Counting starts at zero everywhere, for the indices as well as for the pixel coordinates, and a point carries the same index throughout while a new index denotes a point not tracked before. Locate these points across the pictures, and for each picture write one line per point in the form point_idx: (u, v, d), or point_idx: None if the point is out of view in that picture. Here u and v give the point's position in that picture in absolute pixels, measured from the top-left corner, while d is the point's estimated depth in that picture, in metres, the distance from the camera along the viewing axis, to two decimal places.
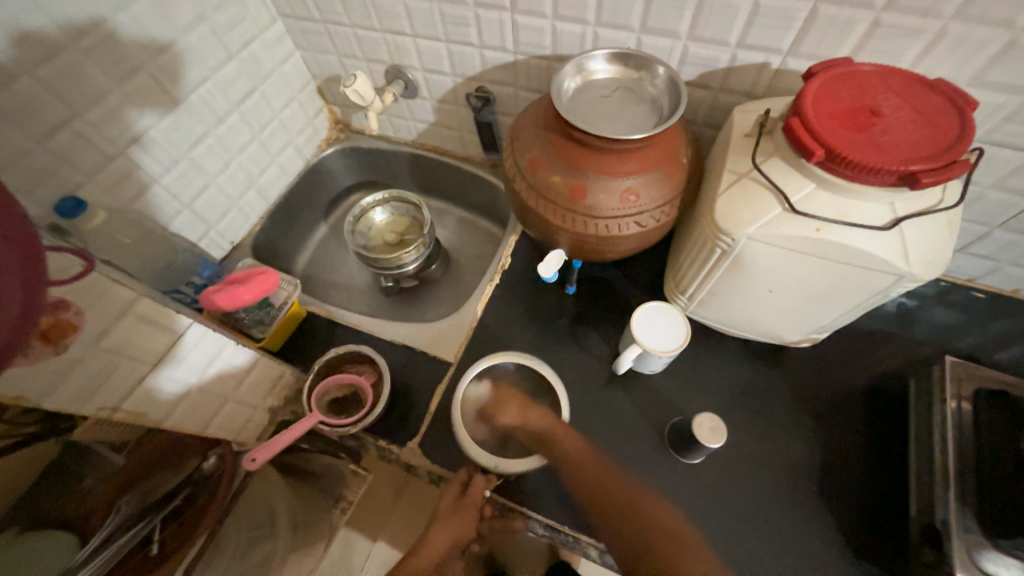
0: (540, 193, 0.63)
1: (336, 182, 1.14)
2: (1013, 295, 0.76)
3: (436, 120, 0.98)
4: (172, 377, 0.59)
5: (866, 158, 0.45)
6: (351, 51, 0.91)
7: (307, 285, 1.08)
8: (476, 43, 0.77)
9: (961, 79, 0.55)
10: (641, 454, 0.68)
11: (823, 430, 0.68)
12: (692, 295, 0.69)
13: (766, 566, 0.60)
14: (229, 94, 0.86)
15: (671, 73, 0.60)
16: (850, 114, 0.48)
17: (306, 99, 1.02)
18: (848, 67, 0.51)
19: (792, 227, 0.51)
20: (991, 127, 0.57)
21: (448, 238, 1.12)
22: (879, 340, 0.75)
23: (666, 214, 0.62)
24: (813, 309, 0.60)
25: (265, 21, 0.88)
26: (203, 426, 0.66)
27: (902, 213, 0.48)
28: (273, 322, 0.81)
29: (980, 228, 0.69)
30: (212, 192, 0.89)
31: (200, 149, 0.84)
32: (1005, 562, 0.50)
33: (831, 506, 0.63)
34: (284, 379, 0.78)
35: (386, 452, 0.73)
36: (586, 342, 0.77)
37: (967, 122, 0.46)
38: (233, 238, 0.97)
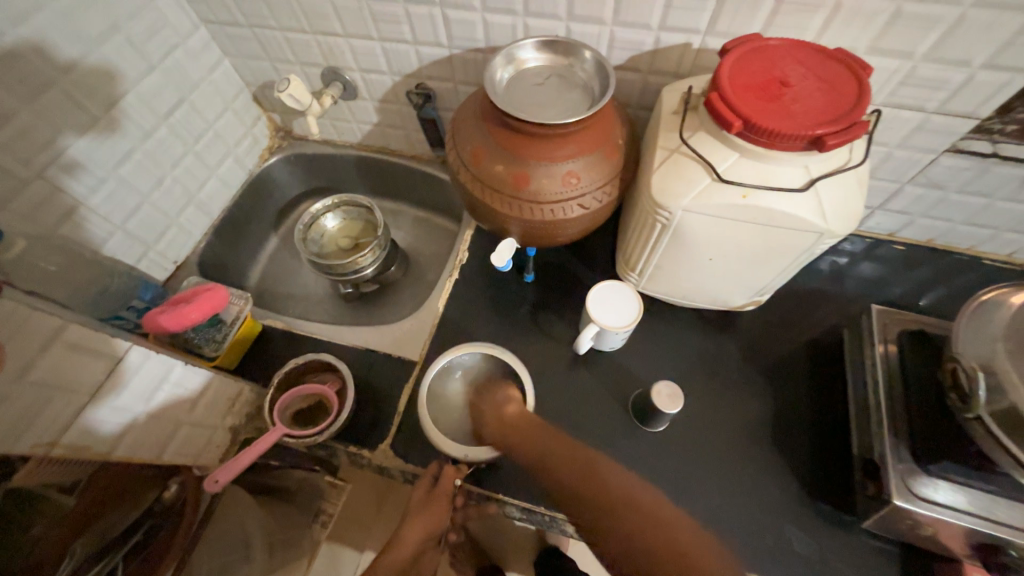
0: (484, 183, 0.63)
1: (283, 192, 1.11)
2: (928, 244, 0.83)
3: (380, 120, 0.96)
4: (115, 406, 0.56)
5: (778, 126, 0.48)
6: (283, 56, 0.88)
7: (262, 300, 1.04)
8: (411, 40, 0.77)
9: (859, 48, 0.60)
10: (608, 430, 0.70)
11: (773, 386, 0.73)
12: (642, 271, 0.72)
13: (730, 517, 0.64)
14: (156, 107, 0.82)
15: (598, 57, 0.62)
16: (763, 86, 0.51)
17: (241, 107, 0.99)
18: (758, 42, 0.55)
19: (721, 195, 0.54)
20: (891, 90, 0.63)
21: (405, 239, 1.11)
22: (816, 298, 0.80)
23: (607, 194, 0.64)
24: (751, 272, 0.64)
25: (187, 28, 0.84)
26: (158, 454, 0.64)
27: (816, 174, 0.52)
28: (225, 339, 0.78)
29: (892, 184, 0.75)
30: (147, 211, 0.85)
31: (128, 166, 0.80)
32: (935, 485, 0.55)
33: (785, 454, 0.68)
34: (242, 396, 0.75)
35: (357, 458, 0.72)
36: (547, 327, 0.79)
37: (864, 86, 0.50)
38: (176, 257, 0.92)
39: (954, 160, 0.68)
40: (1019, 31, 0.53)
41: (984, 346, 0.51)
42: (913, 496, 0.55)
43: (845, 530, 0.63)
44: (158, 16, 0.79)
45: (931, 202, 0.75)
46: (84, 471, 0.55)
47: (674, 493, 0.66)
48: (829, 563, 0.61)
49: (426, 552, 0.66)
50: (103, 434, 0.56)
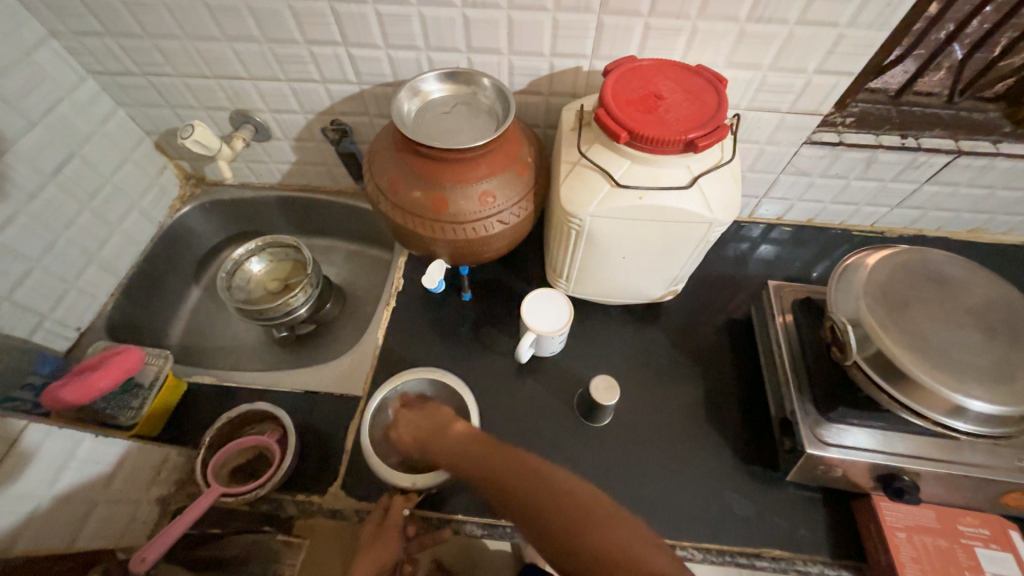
0: (404, 210, 0.66)
1: (201, 241, 1.05)
2: (810, 223, 0.95)
3: (298, 159, 0.96)
4: (14, 494, 0.52)
5: (656, 134, 0.55)
6: (185, 102, 0.86)
7: (187, 357, 0.97)
8: (319, 78, 0.78)
9: (720, 63, 0.69)
10: (558, 432, 0.73)
11: (700, 366, 0.79)
12: (568, 276, 0.76)
13: (678, 494, 0.68)
14: (40, 165, 0.76)
15: (497, 84, 0.67)
16: (641, 100, 0.58)
17: (143, 157, 0.94)
18: (633, 63, 0.62)
19: (621, 199, 0.59)
20: (751, 96, 0.73)
21: (339, 275, 1.09)
22: (726, 281, 0.89)
23: (524, 208, 0.68)
24: (662, 264, 0.70)
25: (72, 81, 0.80)
26: (71, 541, 0.58)
27: (697, 172, 0.59)
28: (144, 405, 0.72)
29: (770, 175, 0.85)
30: (38, 278, 0.78)
31: (12, 231, 0.74)
32: (838, 430, 0.63)
33: (719, 427, 0.73)
34: (169, 463, 0.70)
35: (307, 505, 0.69)
36: (489, 342, 0.81)
37: (721, 95, 0.59)
38: (80, 323, 0.85)
39: (812, 150, 0.79)
40: (835, 42, 0.65)
41: (850, 303, 0.59)
42: (823, 444, 0.62)
43: (776, 486, 0.69)
44: (36, 70, 0.74)
45: (803, 187, 0.87)
46: None
47: (625, 482, 0.69)
48: (766, 518, 0.67)
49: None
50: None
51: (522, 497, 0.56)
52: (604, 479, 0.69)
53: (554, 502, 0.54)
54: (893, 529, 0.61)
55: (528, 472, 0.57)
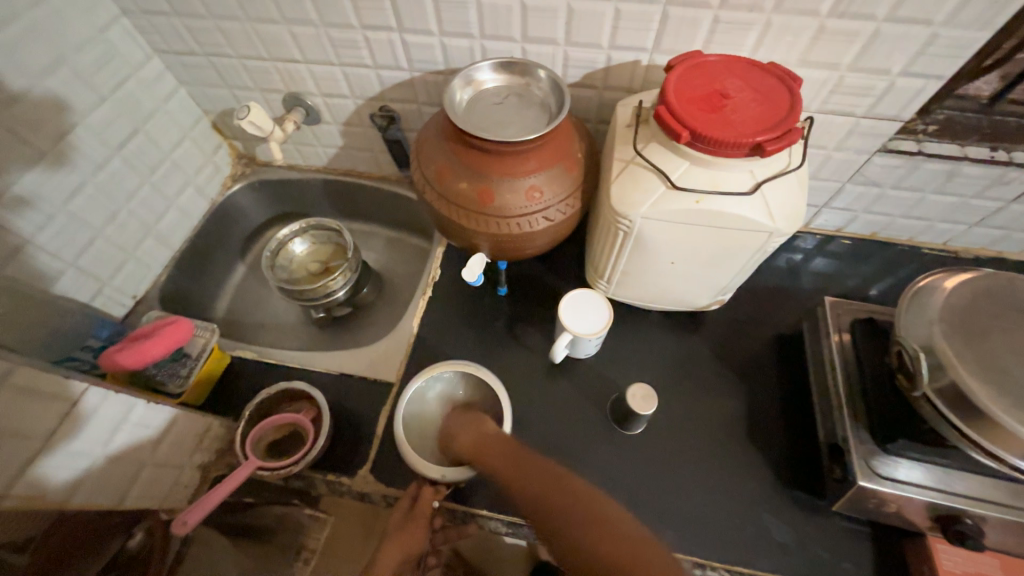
0: (449, 201, 0.65)
1: (249, 220, 1.08)
2: (873, 237, 0.89)
3: (345, 143, 0.97)
4: (72, 451, 0.56)
5: (721, 135, 0.51)
6: (242, 83, 0.88)
7: (230, 331, 1.01)
8: (371, 64, 0.78)
9: (792, 61, 0.64)
10: (588, 436, 0.71)
11: (743, 381, 0.76)
12: (610, 278, 0.74)
13: (711, 512, 0.66)
14: (107, 138, 0.80)
15: (552, 76, 0.65)
16: (705, 98, 0.55)
17: (200, 136, 0.97)
18: (699, 58, 0.59)
19: (676, 202, 0.57)
20: (823, 98, 0.68)
21: (377, 260, 1.10)
22: (776, 294, 0.84)
23: (570, 206, 0.66)
24: (711, 272, 0.67)
25: (140, 59, 0.83)
26: (119, 500, 0.61)
27: (761, 178, 0.55)
28: (191, 374, 0.75)
29: (834, 184, 0.80)
30: (101, 246, 0.82)
31: (79, 200, 0.78)
32: (895, 464, 0.58)
33: (759, 446, 0.70)
34: (211, 432, 0.73)
35: (337, 485, 0.70)
36: (523, 339, 0.80)
37: (795, 96, 0.55)
38: (135, 291, 0.89)
39: (885, 159, 0.73)
40: (926, 42, 0.59)
41: (922, 328, 0.55)
42: (877, 476, 0.58)
43: (819, 515, 0.65)
44: (108, 48, 0.78)
45: (870, 199, 0.81)
46: (36, 526, 0.51)
47: (655, 494, 0.67)
48: (806, 547, 0.63)
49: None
50: (55, 483, 0.54)
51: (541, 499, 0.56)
52: (634, 489, 0.67)
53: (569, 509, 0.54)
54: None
55: (553, 476, 0.57)
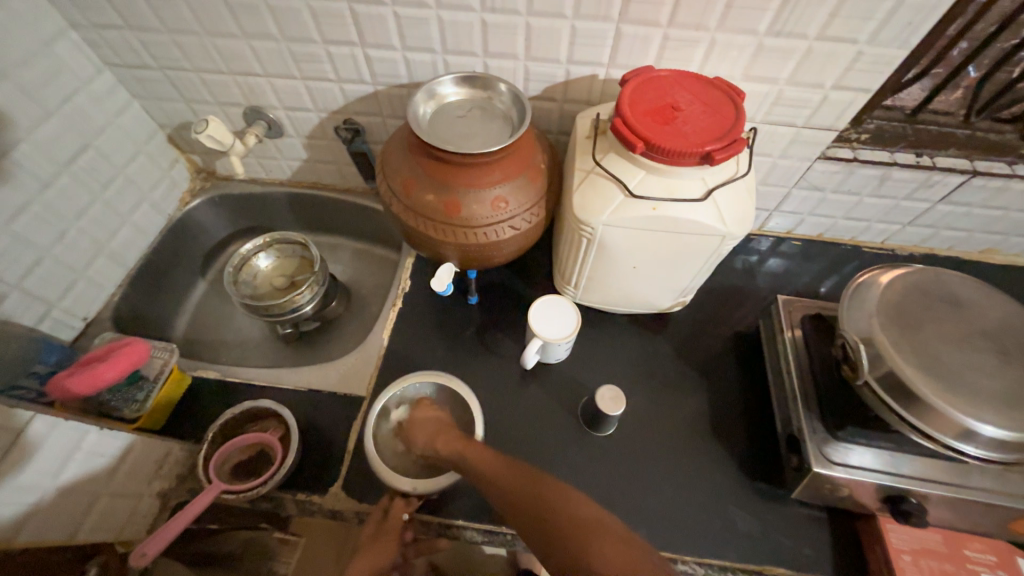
0: (416, 212, 0.65)
1: (210, 235, 1.05)
2: (819, 238, 0.95)
3: (310, 156, 0.96)
4: (17, 486, 0.52)
5: (673, 145, 0.55)
6: (200, 97, 0.86)
7: (191, 351, 0.97)
8: (334, 77, 0.78)
9: (737, 75, 0.69)
10: (560, 439, 0.72)
11: (706, 379, 0.79)
12: (577, 284, 0.76)
13: (680, 506, 0.68)
14: (55, 154, 0.77)
15: (513, 90, 0.67)
16: (658, 111, 0.58)
17: (156, 150, 0.94)
18: (651, 73, 0.62)
19: (634, 209, 0.59)
20: (767, 109, 0.72)
21: (345, 273, 1.09)
22: (734, 294, 0.89)
23: (535, 215, 0.68)
24: (671, 275, 0.70)
25: (89, 72, 0.80)
26: (71, 534, 0.58)
27: (712, 185, 0.58)
28: (148, 398, 0.72)
29: (782, 189, 0.85)
30: (48, 267, 0.78)
31: (24, 220, 0.74)
32: (846, 450, 0.62)
33: (723, 440, 0.73)
34: (171, 457, 0.70)
35: (307, 505, 0.69)
36: (494, 346, 0.81)
37: (739, 108, 0.59)
38: (87, 313, 0.85)
39: (825, 166, 0.79)
40: (854, 58, 0.64)
41: (863, 321, 0.59)
42: (830, 462, 0.62)
43: (780, 503, 0.68)
44: (54, 61, 0.75)
45: (815, 202, 0.87)
46: None
47: (626, 492, 0.69)
48: (769, 535, 0.66)
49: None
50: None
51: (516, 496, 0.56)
52: (607, 489, 0.69)
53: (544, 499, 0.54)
54: (898, 552, 0.61)
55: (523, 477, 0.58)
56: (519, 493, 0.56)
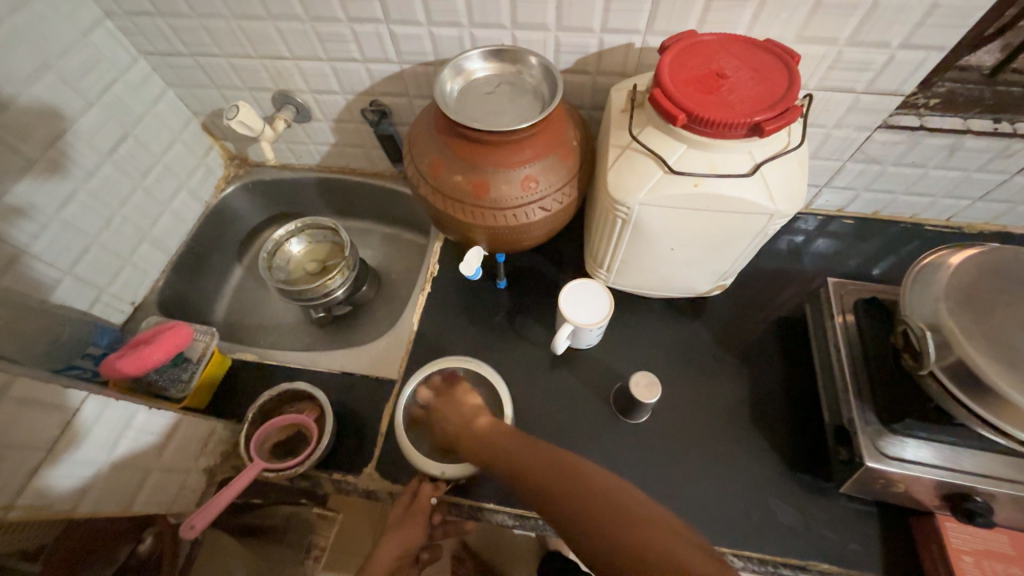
0: (444, 194, 0.64)
1: (245, 221, 1.07)
2: (874, 216, 0.88)
3: (337, 140, 0.95)
4: (75, 461, 0.56)
5: (719, 116, 0.50)
6: (230, 82, 0.87)
7: (231, 334, 1.01)
8: (360, 57, 0.77)
9: (789, 37, 0.63)
10: (592, 426, 0.71)
11: (746, 365, 0.75)
12: (609, 267, 0.73)
13: (717, 497, 0.66)
14: (97, 144, 0.79)
15: (544, 62, 0.64)
16: (701, 79, 0.54)
17: (191, 138, 0.96)
18: (694, 38, 0.57)
19: (674, 186, 0.56)
20: (822, 74, 0.66)
21: (375, 258, 1.09)
22: (779, 277, 0.83)
23: (567, 194, 0.65)
24: (711, 257, 0.66)
25: (125, 62, 0.82)
26: (127, 506, 0.61)
27: (760, 158, 0.54)
28: (192, 379, 0.75)
29: (835, 163, 0.79)
30: (96, 253, 0.81)
31: (73, 208, 0.77)
32: (903, 443, 0.58)
33: (764, 430, 0.70)
34: (215, 435, 0.73)
35: (343, 484, 0.70)
36: (524, 331, 0.79)
37: (793, 73, 0.53)
38: (134, 297, 0.89)
39: (886, 136, 0.72)
40: (927, 12, 0.57)
41: (928, 306, 0.54)
42: (884, 456, 0.58)
43: (824, 497, 0.65)
44: (92, 51, 0.77)
45: (872, 176, 0.80)
46: (46, 534, 0.53)
47: (661, 481, 0.67)
48: (814, 529, 0.63)
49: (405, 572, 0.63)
50: (62, 492, 0.54)
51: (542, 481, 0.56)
52: (641, 477, 0.67)
53: (567, 480, 0.54)
54: (959, 552, 0.57)
55: (552, 462, 0.57)
56: (544, 477, 0.56)
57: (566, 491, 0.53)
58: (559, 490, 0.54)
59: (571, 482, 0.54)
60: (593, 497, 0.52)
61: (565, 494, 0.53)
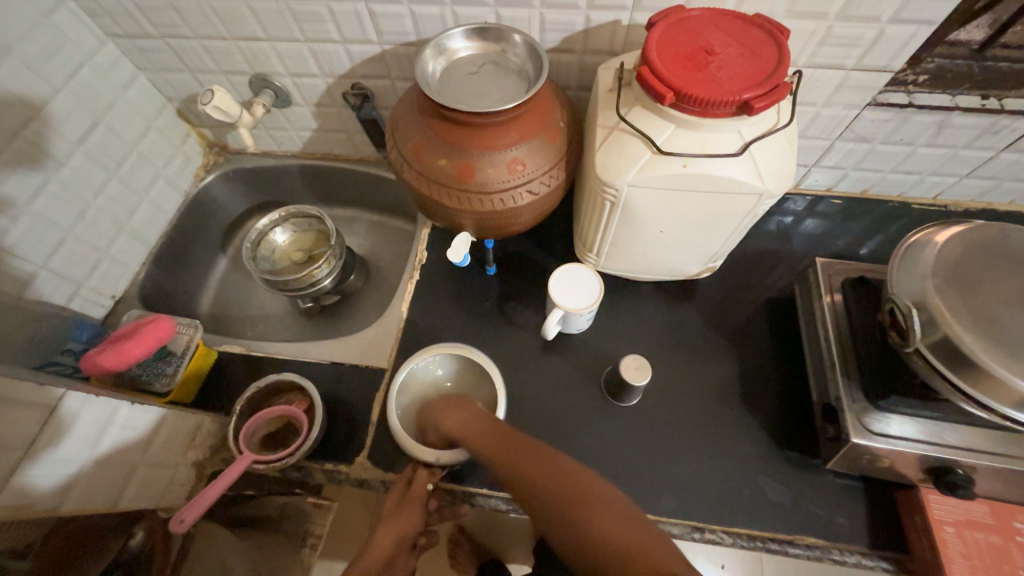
0: (429, 178, 0.62)
1: (227, 211, 1.05)
2: (863, 195, 0.88)
3: (319, 125, 0.93)
4: (56, 459, 0.54)
5: (707, 94, 0.49)
6: (204, 66, 0.83)
7: (217, 326, 0.99)
8: (339, 38, 0.74)
9: (779, 12, 0.62)
10: (584, 410, 0.71)
11: (736, 347, 0.76)
12: (599, 251, 0.73)
13: (707, 476, 0.66)
14: (66, 132, 0.76)
15: (528, 40, 0.62)
16: (689, 56, 0.53)
17: (166, 125, 0.93)
18: (682, 13, 0.56)
19: (662, 167, 0.55)
20: (812, 51, 0.65)
21: (362, 246, 1.08)
22: (768, 258, 0.83)
23: (555, 177, 0.64)
24: (701, 238, 0.65)
25: (92, 45, 0.78)
26: (114, 502, 0.61)
27: (749, 137, 0.53)
28: (177, 373, 0.73)
29: (824, 142, 0.78)
30: (72, 247, 0.79)
31: (44, 199, 0.74)
32: (889, 420, 0.59)
33: (753, 410, 0.70)
34: (203, 429, 0.72)
35: (335, 474, 0.70)
36: (514, 317, 0.79)
37: (783, 49, 0.52)
38: (114, 291, 0.87)
39: (875, 114, 0.71)
40: None
41: (914, 285, 0.54)
42: (869, 432, 0.59)
43: (811, 473, 0.66)
44: (54, 34, 0.73)
45: (861, 155, 0.79)
46: (35, 533, 0.52)
47: (652, 463, 0.67)
48: (801, 505, 0.64)
49: (400, 559, 0.62)
50: (44, 491, 0.53)
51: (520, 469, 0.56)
52: (632, 459, 0.68)
53: (542, 468, 0.55)
54: (941, 523, 0.58)
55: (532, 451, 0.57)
56: (524, 465, 0.56)
57: (542, 478, 0.54)
58: (535, 478, 0.54)
59: (542, 473, 0.54)
60: (568, 484, 0.52)
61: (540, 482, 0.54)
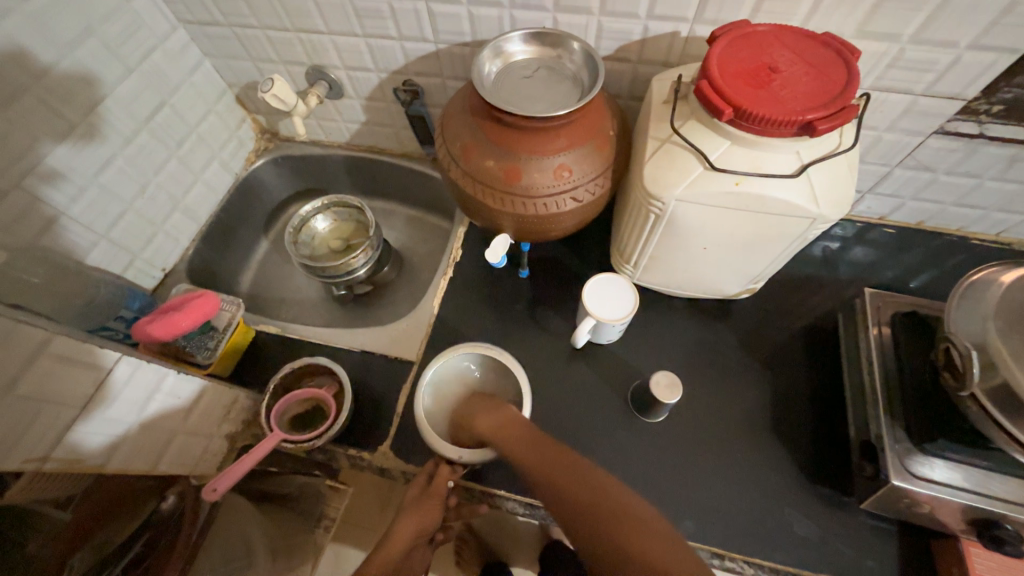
0: (475, 178, 0.63)
1: (272, 195, 1.09)
2: (919, 227, 0.84)
3: (368, 119, 0.95)
4: (106, 420, 0.57)
5: (768, 112, 0.48)
6: (266, 55, 0.87)
7: (255, 306, 1.03)
8: (396, 35, 0.75)
9: (848, 31, 0.60)
10: (609, 423, 0.71)
11: (770, 372, 0.73)
12: (637, 262, 0.72)
13: (729, 501, 0.65)
14: (135, 111, 0.80)
15: (586, 48, 0.62)
16: (752, 73, 0.51)
17: (225, 110, 0.97)
18: (747, 29, 0.55)
19: (714, 184, 0.54)
20: (879, 73, 0.63)
21: (397, 239, 1.10)
22: (811, 284, 0.81)
23: (600, 185, 0.64)
24: (745, 259, 0.64)
25: (165, 30, 0.82)
26: (153, 465, 0.64)
27: (807, 159, 0.52)
28: (218, 347, 0.77)
29: (881, 168, 0.75)
30: (131, 219, 0.83)
31: (110, 172, 0.78)
32: (933, 464, 0.56)
33: (785, 439, 0.68)
34: (238, 404, 0.75)
35: (358, 460, 0.72)
36: (544, 322, 0.79)
37: (852, 71, 0.51)
38: (164, 263, 0.91)
39: (942, 142, 0.68)
40: (1004, 10, 0.53)
41: (975, 325, 0.52)
42: (911, 476, 0.56)
43: (844, 511, 0.64)
44: (133, 18, 0.77)
45: (921, 184, 0.76)
46: (80, 485, 0.57)
47: (673, 483, 0.66)
48: (829, 543, 0.62)
49: (413, 550, 0.63)
50: (91, 448, 0.56)
51: (552, 476, 0.56)
52: (653, 476, 0.67)
53: (571, 480, 0.55)
54: None
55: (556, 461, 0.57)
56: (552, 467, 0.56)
57: (571, 486, 0.54)
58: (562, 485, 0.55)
59: (573, 483, 0.54)
60: (600, 500, 0.52)
61: (570, 490, 0.54)
